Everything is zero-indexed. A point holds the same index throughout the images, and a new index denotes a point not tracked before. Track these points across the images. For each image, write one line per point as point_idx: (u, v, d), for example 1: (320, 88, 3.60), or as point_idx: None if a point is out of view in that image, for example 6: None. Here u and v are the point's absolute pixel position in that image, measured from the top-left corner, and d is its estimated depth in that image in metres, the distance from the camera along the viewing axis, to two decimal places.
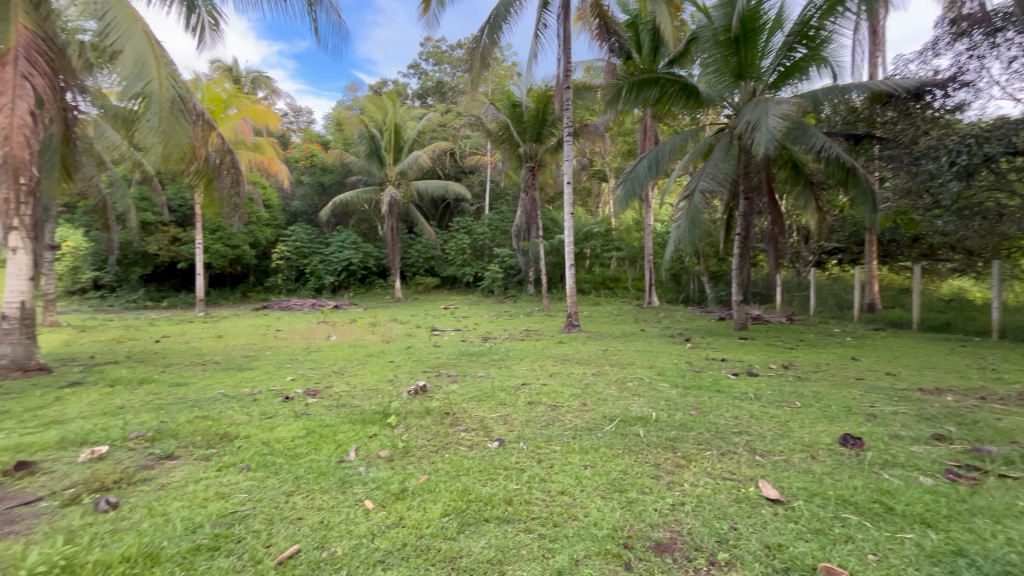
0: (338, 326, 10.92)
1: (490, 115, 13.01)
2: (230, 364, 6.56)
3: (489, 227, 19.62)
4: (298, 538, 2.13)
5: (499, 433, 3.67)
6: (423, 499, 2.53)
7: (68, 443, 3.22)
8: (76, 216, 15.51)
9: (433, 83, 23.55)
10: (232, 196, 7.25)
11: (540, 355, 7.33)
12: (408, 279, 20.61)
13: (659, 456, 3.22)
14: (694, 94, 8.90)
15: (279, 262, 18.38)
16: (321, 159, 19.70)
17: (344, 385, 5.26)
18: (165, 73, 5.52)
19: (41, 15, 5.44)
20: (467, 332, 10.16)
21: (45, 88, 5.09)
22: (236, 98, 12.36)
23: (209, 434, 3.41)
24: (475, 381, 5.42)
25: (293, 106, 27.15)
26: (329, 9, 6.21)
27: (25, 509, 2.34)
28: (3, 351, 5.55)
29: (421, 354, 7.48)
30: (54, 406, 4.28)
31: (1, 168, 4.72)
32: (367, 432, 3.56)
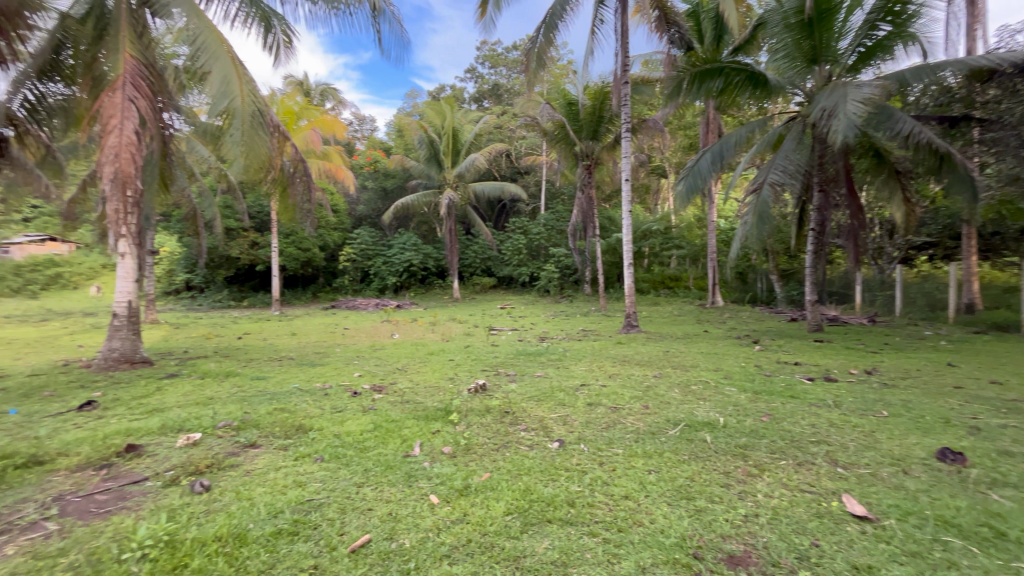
0: (401, 324, 11.32)
1: (546, 115, 13.00)
2: (304, 360, 6.98)
3: (546, 227, 19.59)
4: (368, 528, 2.22)
5: (559, 433, 3.65)
6: (486, 496, 2.55)
7: (167, 429, 3.57)
8: (172, 224, 17.16)
9: (489, 85, 23.83)
10: (304, 203, 7.73)
11: (599, 355, 7.22)
12: (465, 280, 21.02)
13: (729, 464, 3.06)
14: (762, 82, 8.40)
15: (345, 264, 19.37)
16: (383, 165, 20.53)
17: (408, 382, 5.45)
18: (247, 90, 5.98)
19: (143, 43, 6.04)
20: (524, 332, 10.20)
21: (147, 109, 5.65)
22: (307, 109, 13.14)
23: (287, 426, 3.64)
24: (534, 381, 5.43)
25: (357, 115, 28.50)
26: (390, 20, 6.44)
27: (133, 488, 2.61)
28: (114, 344, 6.22)
29: (480, 352, 7.60)
30: (156, 396, 4.75)
31: (112, 182, 5.32)
32: (431, 428, 3.67)
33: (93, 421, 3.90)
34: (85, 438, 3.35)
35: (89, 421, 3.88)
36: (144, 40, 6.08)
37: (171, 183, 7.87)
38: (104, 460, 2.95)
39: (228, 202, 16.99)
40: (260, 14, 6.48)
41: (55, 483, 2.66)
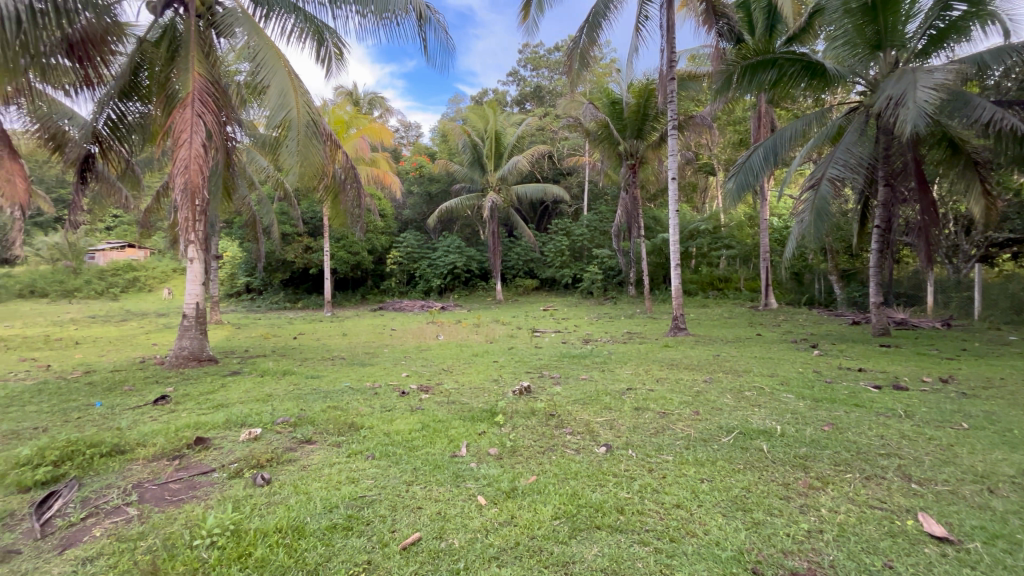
0: (445, 326, 11.53)
1: (590, 115, 12.86)
2: (354, 360, 7.25)
3: (588, 228, 19.40)
4: (418, 526, 2.27)
5: (606, 438, 3.58)
6: (533, 499, 2.54)
7: (232, 424, 3.78)
8: (234, 231, 18.27)
9: (532, 88, 23.90)
10: (354, 208, 8.03)
11: (645, 358, 7.05)
12: (508, 282, 21.11)
13: (789, 475, 2.89)
14: (819, 72, 7.96)
15: (392, 266, 19.93)
16: (428, 169, 20.95)
17: (453, 382, 5.53)
18: (302, 102, 6.28)
19: (209, 62, 6.47)
20: (568, 334, 10.14)
21: (213, 123, 6.04)
22: (356, 118, 13.63)
23: (339, 423, 3.78)
24: (579, 384, 5.36)
25: (403, 122, 29.29)
26: (437, 28, 6.58)
27: (202, 478, 2.78)
28: (184, 344, 6.67)
29: (523, 354, 7.64)
30: (221, 392, 5.05)
31: (183, 193, 5.73)
32: (477, 429, 3.70)
33: (166, 414, 4.21)
34: (160, 429, 3.61)
35: (163, 414, 4.18)
36: (210, 59, 6.52)
37: (234, 191, 8.36)
38: (177, 451, 3.16)
39: (284, 209, 17.89)
40: (313, 29, 6.78)
41: (135, 471, 2.87)
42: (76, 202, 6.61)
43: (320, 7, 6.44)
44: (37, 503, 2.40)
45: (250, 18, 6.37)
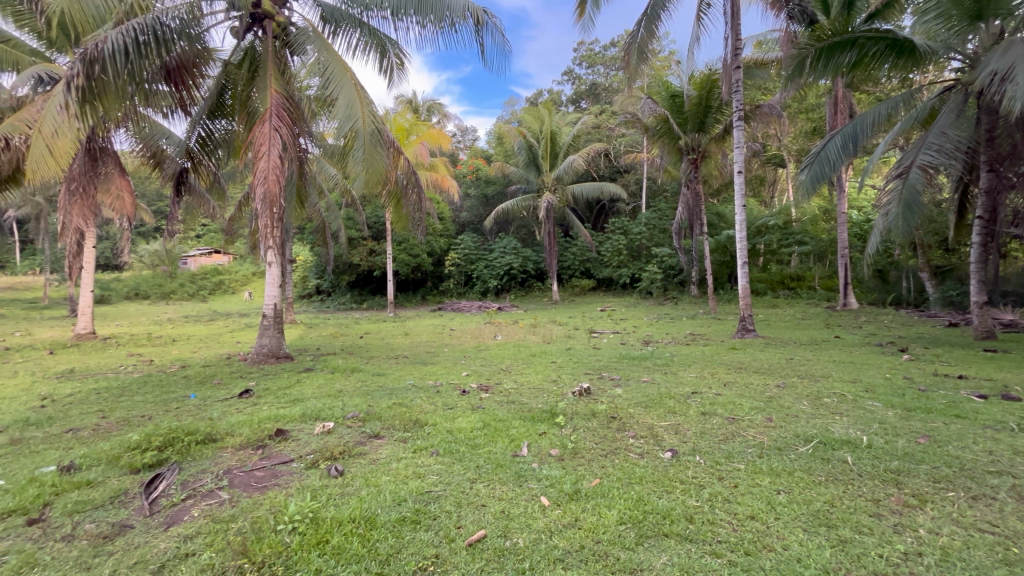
0: (503, 326, 11.62)
1: (648, 109, 12.50)
2: (416, 358, 7.51)
3: (647, 226, 18.89)
4: (483, 524, 2.30)
5: (672, 443, 3.46)
6: (597, 503, 2.50)
7: (307, 417, 4.03)
8: (306, 236, 19.48)
9: (587, 86, 23.60)
10: (416, 212, 8.26)
11: (710, 361, 6.75)
12: (565, 282, 20.98)
13: (879, 491, 2.65)
14: (907, 50, 7.26)
15: (450, 268, 20.41)
16: (484, 172, 21.21)
17: (512, 382, 5.56)
18: (367, 111, 6.56)
19: (284, 79, 6.93)
20: (627, 335, 9.89)
21: (288, 136, 6.47)
22: (416, 125, 14.09)
23: (405, 419, 3.92)
24: (641, 387, 5.20)
25: (460, 127, 29.92)
26: (493, 31, 6.65)
27: (283, 467, 2.98)
28: (264, 341, 7.18)
29: (582, 355, 7.52)
30: (296, 387, 5.39)
31: (262, 202, 6.17)
32: (538, 429, 3.70)
33: (250, 406, 4.56)
34: (246, 420, 3.91)
35: (248, 407, 4.53)
36: (285, 76, 6.98)
37: (306, 200, 8.89)
38: (260, 441, 3.41)
39: (350, 215, 18.83)
40: (377, 42, 7.08)
41: (225, 458, 3.13)
42: (172, 213, 7.31)
43: (382, 20, 6.70)
44: (146, 484, 2.69)
45: (320, 35, 6.77)
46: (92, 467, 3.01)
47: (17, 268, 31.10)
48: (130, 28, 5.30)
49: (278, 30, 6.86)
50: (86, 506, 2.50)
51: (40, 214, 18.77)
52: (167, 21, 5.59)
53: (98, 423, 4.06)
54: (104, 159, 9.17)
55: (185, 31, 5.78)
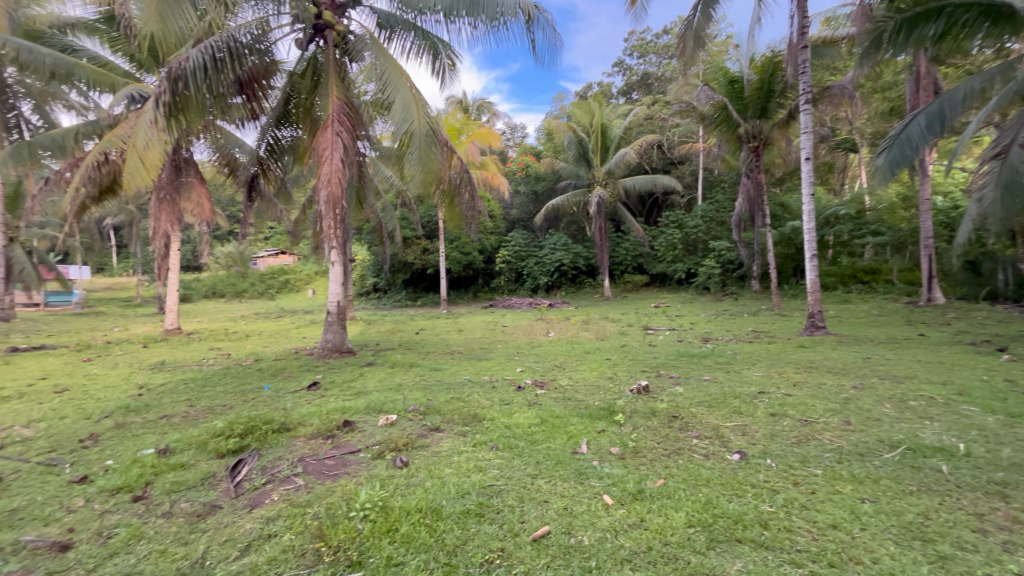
0: (555, 322, 11.56)
1: (705, 97, 11.53)
2: (472, 354, 7.64)
3: (703, 219, 18.10)
4: (546, 520, 2.29)
5: (739, 445, 3.30)
6: (663, 503, 2.43)
7: (371, 409, 4.19)
8: (363, 236, 20.28)
9: (638, 76, 22.93)
10: (469, 210, 8.35)
11: (776, 359, 6.39)
12: (617, 278, 20.60)
13: (982, 504, 2.41)
14: (1006, 15, 6.47)
15: (501, 265, 20.59)
16: (534, 168, 21.15)
17: (568, 379, 5.52)
18: (422, 113, 6.70)
19: (344, 86, 7.21)
20: (684, 332, 9.56)
21: (349, 141, 6.74)
22: (467, 124, 14.25)
23: (464, 414, 3.98)
24: (702, 385, 5.00)
25: (509, 124, 29.98)
26: (545, 25, 6.58)
27: (351, 457, 3.12)
28: (329, 337, 7.54)
29: (638, 353, 7.35)
30: (359, 380, 5.63)
31: (326, 204, 6.48)
32: (596, 426, 3.65)
33: (318, 398, 4.81)
34: (316, 411, 4.13)
35: (317, 398, 4.78)
36: (345, 83, 7.26)
37: (364, 201, 9.23)
38: (329, 431, 3.58)
39: (404, 215, 19.40)
40: (429, 44, 7.21)
41: (298, 446, 3.32)
42: (245, 217, 7.82)
43: (435, 23, 6.82)
44: (231, 468, 2.90)
45: (377, 41, 6.99)
46: (184, 451, 3.28)
47: (114, 270, 34.56)
48: (208, 45, 5.70)
49: (338, 38, 7.13)
50: (181, 486, 2.74)
51: (133, 220, 20.73)
52: (240, 37, 5.97)
53: (187, 411, 4.43)
54: (186, 169, 9.96)
55: (255, 46, 6.14)
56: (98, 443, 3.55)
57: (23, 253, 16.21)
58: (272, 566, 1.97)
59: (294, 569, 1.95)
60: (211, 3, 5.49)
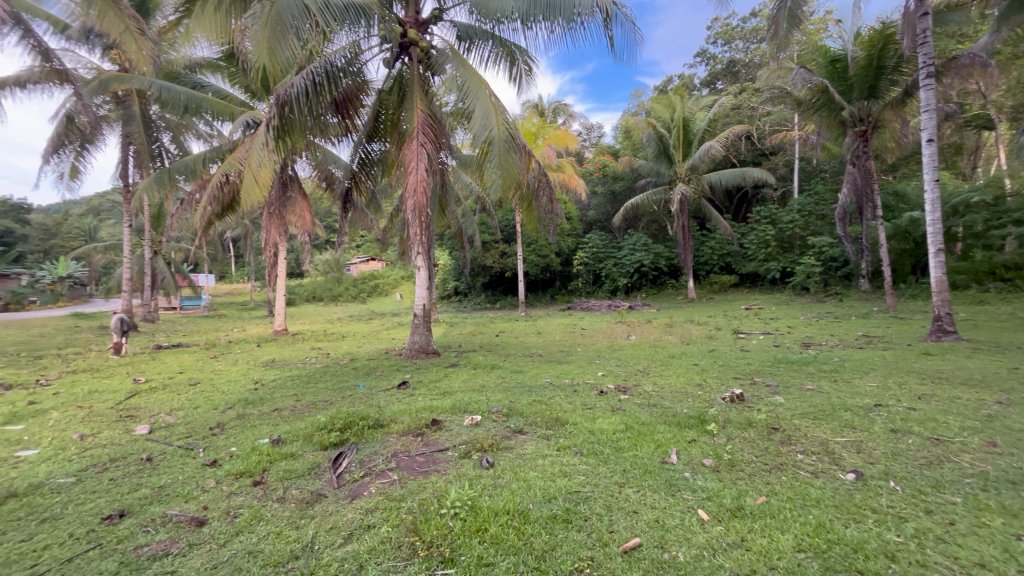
0: (637, 325, 11.21)
1: (801, 81, 10.21)
2: (552, 356, 7.62)
3: (800, 213, 16.65)
4: (637, 531, 2.21)
5: (854, 463, 2.96)
6: (767, 523, 2.25)
7: (456, 409, 4.33)
8: (445, 242, 21.08)
9: (724, 64, 21.61)
10: (548, 213, 8.34)
11: (895, 368, 5.67)
12: (702, 279, 19.48)
13: None
14: None
15: (579, 267, 20.42)
16: (612, 168, 20.67)
17: (652, 385, 5.29)
18: (501, 119, 6.83)
19: (428, 99, 7.54)
20: (781, 336, 8.83)
21: (432, 151, 7.03)
22: (543, 127, 14.30)
23: (546, 417, 3.97)
24: (805, 395, 4.57)
25: (585, 125, 29.65)
26: (623, 20, 6.41)
27: (440, 454, 3.24)
28: (416, 338, 7.91)
29: (728, 358, 6.89)
30: (445, 380, 5.85)
31: (413, 211, 6.81)
32: (686, 436, 3.47)
33: (408, 396, 5.07)
34: (406, 409, 4.35)
35: (406, 397, 5.04)
36: (429, 96, 7.59)
37: (446, 207, 9.56)
38: (418, 429, 3.74)
39: (483, 220, 19.90)
40: (506, 52, 7.35)
41: (391, 442, 3.51)
42: (341, 227, 8.43)
43: (513, 32, 6.94)
44: (333, 460, 3.14)
45: (457, 53, 7.25)
46: (294, 442, 3.61)
47: (233, 277, 39.18)
48: (310, 71, 6.26)
49: (422, 53, 7.48)
50: (292, 474, 3.01)
51: (248, 233, 23.36)
52: (336, 61, 6.49)
53: (294, 405, 4.89)
54: (291, 186, 11.00)
55: (348, 68, 6.65)
56: (225, 431, 4.02)
57: (164, 263, 18.85)
58: (372, 556, 2.09)
59: (393, 560, 2.05)
60: (312, 33, 6.02)
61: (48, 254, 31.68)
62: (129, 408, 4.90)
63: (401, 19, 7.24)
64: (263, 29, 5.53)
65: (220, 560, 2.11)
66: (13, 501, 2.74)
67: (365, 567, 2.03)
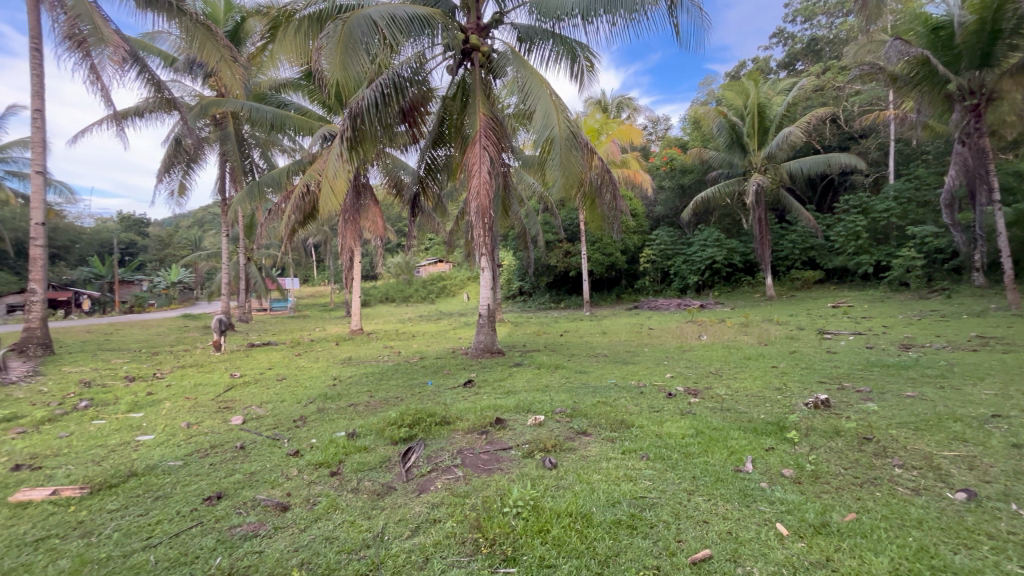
0: (709, 325, 10.65)
1: (896, 54, 9.08)
2: (617, 357, 7.46)
3: (897, 200, 15.05)
4: (708, 542, 2.11)
5: (966, 482, 2.61)
6: (856, 543, 2.06)
7: (520, 408, 4.35)
8: (509, 243, 21.34)
9: (804, 43, 20.01)
10: (612, 210, 8.14)
11: (1016, 374, 4.97)
12: (782, 275, 18.19)
13: None
14: None
15: (646, 265, 19.82)
16: (680, 160, 19.83)
17: (726, 388, 5.02)
18: (563, 118, 6.77)
19: (490, 102, 7.64)
20: (874, 337, 8.01)
21: (495, 153, 7.11)
22: (606, 124, 13.97)
23: (611, 419, 3.88)
24: (903, 403, 4.11)
25: (651, 118, 28.71)
26: (690, 6, 6.12)
27: (504, 453, 3.27)
28: (481, 338, 8.05)
29: (812, 360, 6.40)
30: (509, 380, 5.90)
31: (476, 213, 6.93)
32: (763, 443, 3.25)
33: (474, 394, 5.19)
34: (471, 408, 4.43)
35: (471, 395, 5.15)
36: (490, 99, 7.68)
37: (509, 208, 9.64)
38: (483, 427, 3.81)
39: (547, 220, 19.92)
40: (567, 50, 7.29)
41: (457, 439, 3.60)
42: (410, 230, 8.77)
43: (573, 28, 6.87)
44: (402, 454, 3.28)
45: (518, 55, 7.30)
46: (367, 436, 3.81)
47: (316, 280, 42.22)
48: (379, 83, 6.60)
49: (484, 58, 7.59)
50: (365, 466, 3.17)
51: (327, 239, 25.08)
52: (403, 72, 6.80)
53: (368, 400, 5.16)
54: (364, 193, 11.63)
55: (414, 77, 6.93)
56: (307, 423, 4.34)
57: (256, 268, 20.69)
58: (438, 549, 2.16)
59: (456, 555, 2.10)
60: (381, 47, 6.33)
61: (163, 262, 35.97)
62: (227, 400, 5.43)
63: (463, 26, 7.42)
64: (336, 47, 5.88)
65: (301, 544, 2.27)
66: (134, 480, 3.12)
67: (430, 560, 2.09)
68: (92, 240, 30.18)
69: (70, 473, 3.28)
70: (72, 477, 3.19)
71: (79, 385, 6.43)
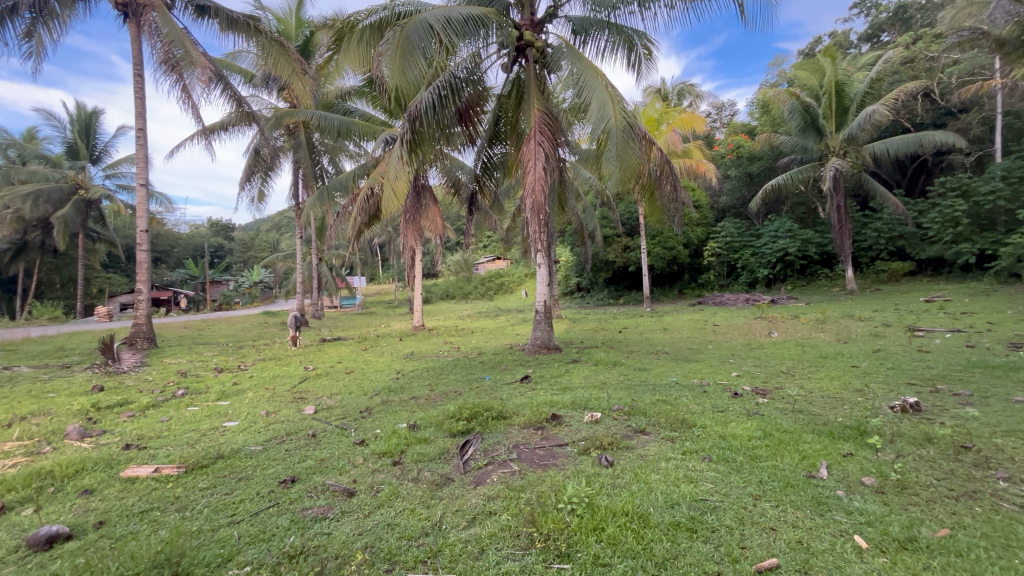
0: (781, 322, 10.01)
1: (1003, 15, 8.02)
2: (680, 354, 7.21)
3: (1005, 180, 13.36)
4: (775, 551, 1.99)
5: None
6: (950, 561, 1.86)
7: (577, 405, 4.33)
8: (566, 238, 21.19)
9: (891, 11, 18.22)
10: (672, 202, 7.82)
11: None
12: (865, 267, 16.75)
13: None
14: None
15: (710, 258, 18.95)
16: (748, 147, 18.72)
17: (799, 388, 4.71)
18: (619, 109, 6.61)
19: (544, 98, 7.61)
20: (976, 334, 7.19)
21: (550, 149, 7.07)
22: (666, 113, 13.41)
23: (671, 417, 3.77)
24: (1011, 408, 3.66)
25: (715, 104, 27.36)
26: None
27: (559, 449, 3.27)
28: (538, 335, 8.06)
29: (899, 359, 5.86)
30: (566, 376, 5.88)
31: (532, 211, 6.93)
32: (840, 448, 3.02)
33: (530, 390, 5.23)
34: (528, 403, 4.46)
35: (528, 390, 5.19)
36: (545, 94, 7.65)
37: (565, 203, 9.54)
38: (539, 423, 3.82)
39: (605, 214, 19.57)
40: (624, 39, 7.09)
41: (513, 434, 3.64)
42: (468, 229, 8.94)
43: (630, 15, 6.66)
44: (460, 447, 3.37)
45: (573, 47, 7.21)
46: (427, 427, 3.94)
47: (381, 278, 44.26)
48: (436, 86, 6.79)
49: (538, 54, 7.56)
50: (425, 457, 3.30)
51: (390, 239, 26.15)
52: (458, 73, 6.93)
53: (429, 393, 5.35)
54: (425, 194, 11.99)
55: (469, 78, 7.06)
56: (373, 414, 4.57)
57: (326, 268, 21.95)
58: (493, 541, 2.20)
59: (511, 548, 2.13)
60: (437, 49, 6.47)
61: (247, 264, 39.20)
62: (300, 391, 5.82)
63: (517, 24, 7.43)
64: (395, 52, 6.09)
65: (365, 528, 2.40)
66: (221, 461, 3.43)
67: (485, 551, 2.14)
68: (187, 245, 33.47)
69: (169, 453, 3.66)
70: (171, 457, 3.56)
71: (177, 374, 7.18)
